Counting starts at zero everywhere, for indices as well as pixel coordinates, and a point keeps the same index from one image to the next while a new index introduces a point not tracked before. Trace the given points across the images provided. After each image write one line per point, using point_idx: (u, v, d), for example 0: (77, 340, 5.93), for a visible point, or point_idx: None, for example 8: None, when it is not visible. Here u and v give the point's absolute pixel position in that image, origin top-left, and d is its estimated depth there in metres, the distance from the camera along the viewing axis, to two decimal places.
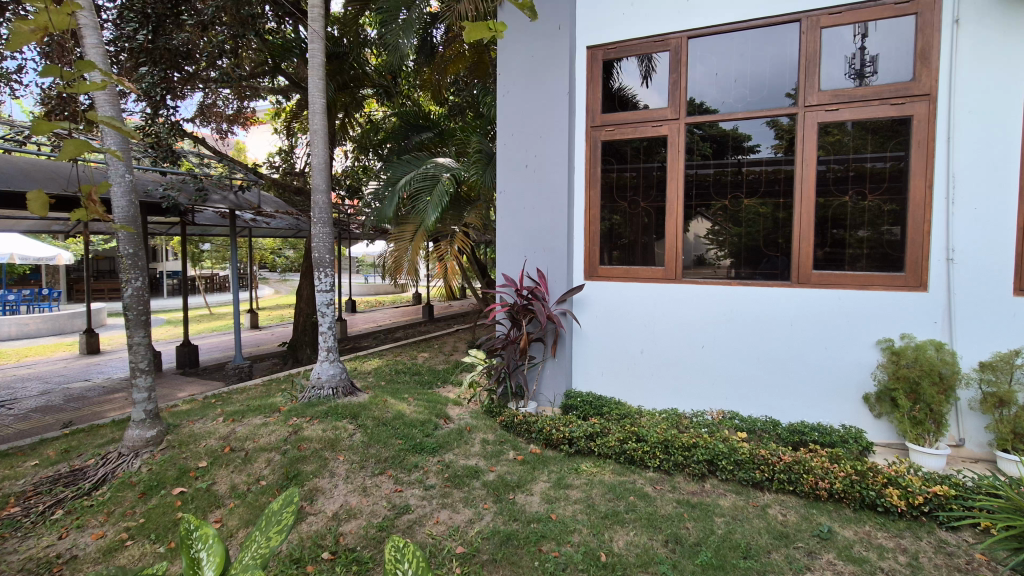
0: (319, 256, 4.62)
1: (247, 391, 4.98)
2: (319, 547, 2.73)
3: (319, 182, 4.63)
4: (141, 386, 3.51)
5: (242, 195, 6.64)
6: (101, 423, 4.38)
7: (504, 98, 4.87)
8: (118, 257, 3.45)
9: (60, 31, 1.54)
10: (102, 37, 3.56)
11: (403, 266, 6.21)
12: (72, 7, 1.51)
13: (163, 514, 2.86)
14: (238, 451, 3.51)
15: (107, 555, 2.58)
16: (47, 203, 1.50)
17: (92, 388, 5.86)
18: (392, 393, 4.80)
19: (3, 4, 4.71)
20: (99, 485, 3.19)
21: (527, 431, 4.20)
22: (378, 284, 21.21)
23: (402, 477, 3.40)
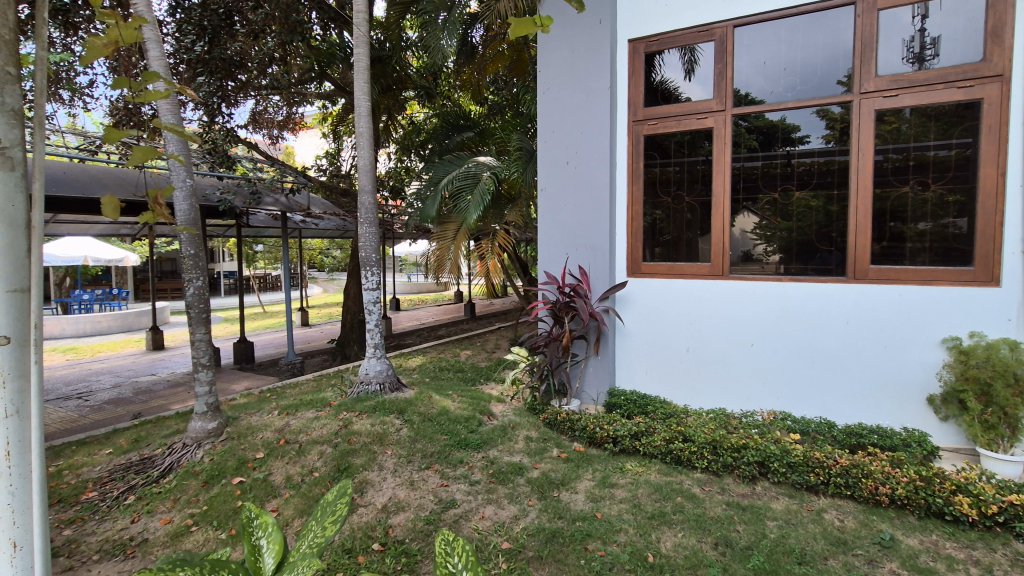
0: (365, 255, 4.73)
1: (299, 385, 5.17)
2: (369, 538, 2.80)
3: (365, 183, 4.75)
4: (203, 380, 3.69)
5: (292, 197, 6.94)
6: (167, 415, 4.64)
7: (544, 95, 4.85)
8: (181, 258, 3.64)
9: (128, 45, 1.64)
10: (164, 49, 3.74)
11: (446, 265, 6.19)
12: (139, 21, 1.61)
13: (224, 503, 3.01)
14: (292, 443, 3.64)
15: (174, 540, 2.73)
16: (117, 207, 1.61)
17: (158, 382, 6.23)
18: (437, 390, 4.87)
19: (76, 22, 5.05)
20: (166, 473, 3.38)
21: (571, 429, 4.19)
22: (420, 283, 21.57)
23: (447, 472, 3.45)
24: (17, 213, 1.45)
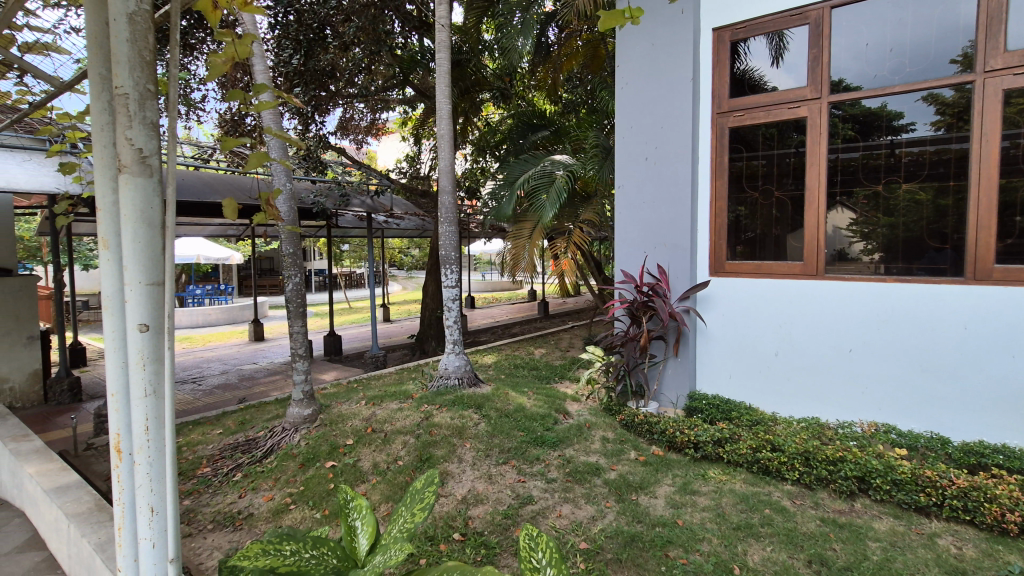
0: (446, 253, 4.87)
1: (382, 378, 5.42)
2: (449, 528, 2.89)
3: (445, 184, 4.90)
4: (300, 369, 3.97)
5: (377, 199, 7.25)
6: (268, 401, 5.05)
7: (623, 90, 4.75)
8: (281, 256, 3.95)
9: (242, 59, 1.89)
10: (267, 63, 4.04)
11: (521, 263, 6.25)
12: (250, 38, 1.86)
13: (318, 484, 3.22)
14: (378, 432, 3.83)
15: (276, 516, 2.97)
16: (236, 207, 1.92)
17: (259, 370, 6.79)
18: (513, 387, 4.92)
19: (194, 44, 5.61)
20: (268, 454, 3.67)
21: (649, 432, 4.08)
22: (494, 282, 21.89)
23: (525, 468, 3.48)
24: (154, 214, 1.65)
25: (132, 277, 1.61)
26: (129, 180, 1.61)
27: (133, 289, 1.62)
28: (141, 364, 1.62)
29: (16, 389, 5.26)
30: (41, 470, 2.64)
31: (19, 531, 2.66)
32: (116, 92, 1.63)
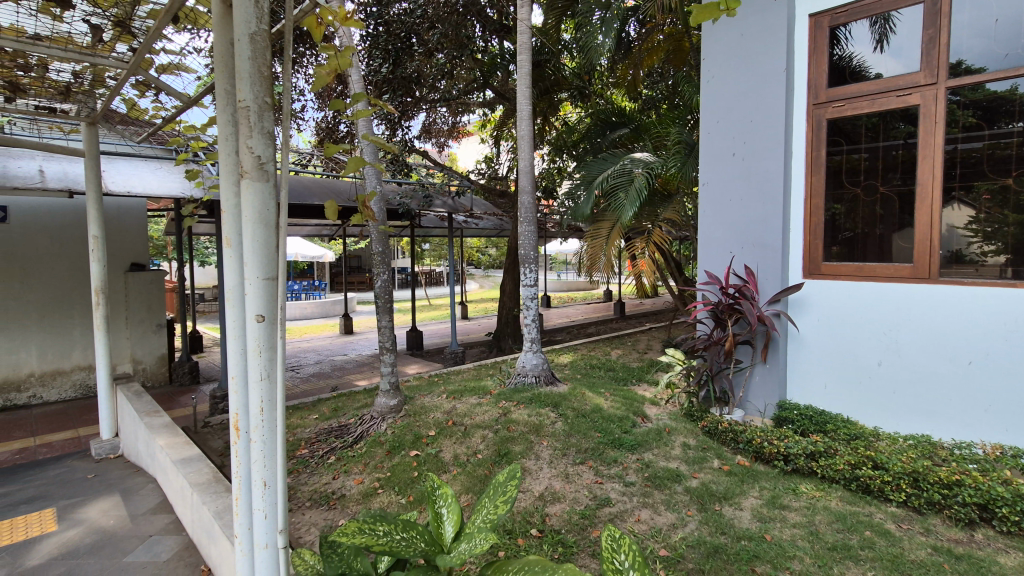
0: (524, 253, 4.93)
1: (461, 373, 5.59)
2: (527, 524, 2.92)
3: (525, 184, 4.92)
4: (388, 361, 4.18)
5: (458, 200, 7.45)
6: (357, 390, 5.37)
7: (708, 84, 4.58)
8: (372, 255, 4.19)
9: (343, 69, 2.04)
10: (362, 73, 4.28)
11: (599, 263, 6.17)
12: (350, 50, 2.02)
13: (403, 471, 3.38)
14: (459, 425, 3.95)
15: (366, 498, 3.16)
16: (336, 207, 2.08)
17: (349, 361, 7.23)
18: (590, 387, 4.89)
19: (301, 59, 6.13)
20: (358, 440, 3.91)
21: (734, 441, 3.90)
22: (570, 282, 21.78)
23: (602, 469, 3.45)
24: (269, 215, 1.82)
25: (251, 273, 1.77)
26: (249, 184, 1.79)
27: (252, 283, 1.78)
28: (257, 351, 1.79)
29: (147, 371, 5.96)
30: (170, 443, 2.99)
31: (152, 495, 3.02)
32: (239, 105, 1.80)
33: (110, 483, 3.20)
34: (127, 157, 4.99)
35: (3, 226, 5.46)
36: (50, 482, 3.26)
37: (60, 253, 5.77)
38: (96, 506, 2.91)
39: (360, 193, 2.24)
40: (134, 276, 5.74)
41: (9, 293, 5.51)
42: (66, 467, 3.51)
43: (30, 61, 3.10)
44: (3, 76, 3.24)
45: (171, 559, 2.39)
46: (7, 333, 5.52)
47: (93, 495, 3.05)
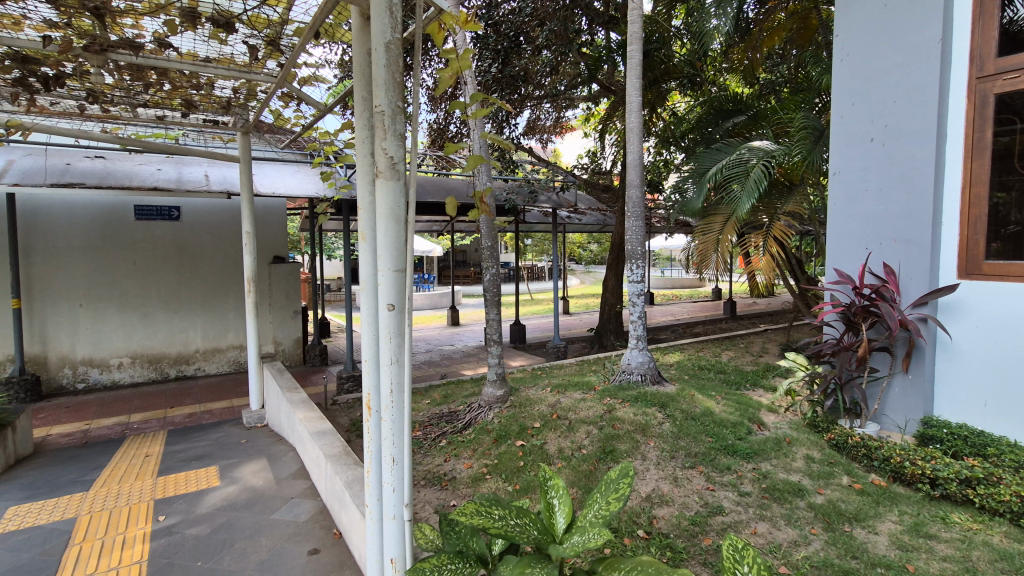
0: (631, 248, 4.85)
1: (564, 367, 5.61)
2: (633, 524, 2.86)
3: (634, 177, 4.80)
4: (495, 352, 4.31)
5: (562, 195, 7.41)
6: (465, 379, 5.61)
7: (843, 62, 4.15)
8: (482, 249, 4.35)
9: (465, 70, 2.13)
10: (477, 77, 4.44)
11: (710, 260, 5.78)
12: (470, 51, 2.10)
13: (510, 460, 3.47)
14: (563, 419, 3.98)
15: (475, 482, 3.28)
16: (456, 203, 2.16)
17: (456, 351, 7.57)
18: (699, 389, 4.68)
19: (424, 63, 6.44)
20: (467, 427, 4.09)
21: (867, 458, 3.52)
22: (674, 279, 20.88)
23: (714, 476, 3.28)
24: (400, 211, 1.94)
25: (384, 265, 1.92)
26: (384, 183, 1.93)
27: (384, 274, 1.93)
28: (387, 338, 1.93)
29: (286, 351, 6.69)
30: (307, 417, 3.34)
31: (291, 462, 3.40)
32: (376, 110, 1.94)
33: (259, 449, 3.64)
34: (272, 162, 5.64)
35: (176, 223, 6.41)
36: (212, 444, 3.80)
37: (218, 247, 6.66)
38: (248, 467, 3.33)
39: (477, 190, 2.30)
40: (275, 268, 6.46)
41: (180, 281, 6.46)
42: (224, 432, 4.06)
43: (201, 80, 3.59)
44: (180, 95, 3.79)
45: (309, 521, 2.68)
46: (179, 314, 6.49)
47: (245, 458, 3.50)
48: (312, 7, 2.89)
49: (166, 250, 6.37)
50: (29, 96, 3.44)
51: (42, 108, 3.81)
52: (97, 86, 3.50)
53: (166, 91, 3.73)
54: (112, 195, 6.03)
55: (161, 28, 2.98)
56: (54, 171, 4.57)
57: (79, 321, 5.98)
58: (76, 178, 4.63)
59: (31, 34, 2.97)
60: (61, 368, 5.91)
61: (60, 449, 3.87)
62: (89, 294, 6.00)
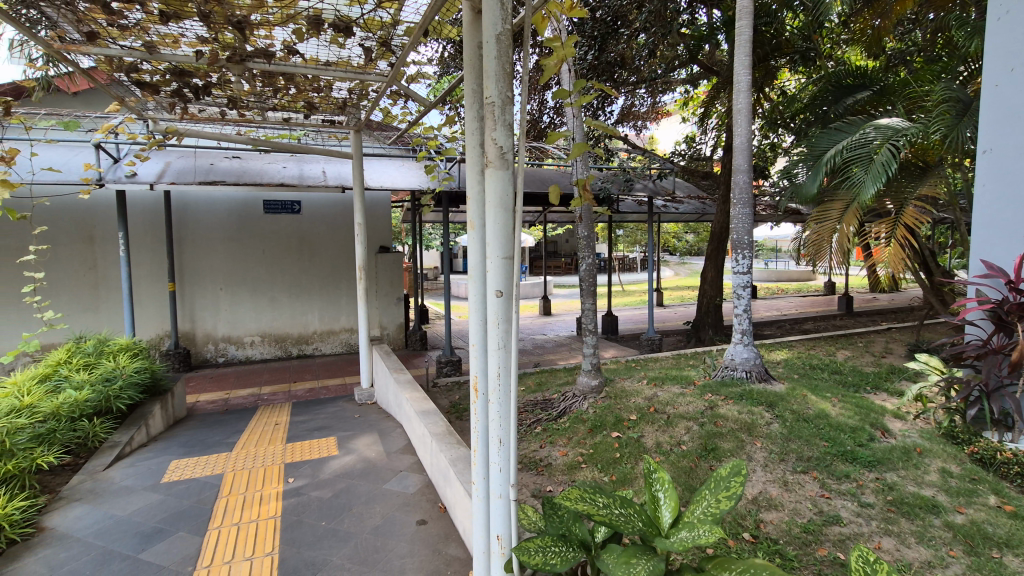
0: (737, 238, 4.60)
1: (659, 361, 5.46)
2: (738, 526, 2.73)
3: (741, 162, 4.52)
4: (589, 342, 4.31)
5: (659, 182, 7.14)
6: (558, 368, 5.64)
7: (997, 24, 3.59)
8: (578, 240, 4.38)
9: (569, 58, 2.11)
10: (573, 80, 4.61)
11: (827, 252, 5.13)
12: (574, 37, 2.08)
13: (606, 450, 3.44)
14: (661, 413, 3.88)
15: (571, 470, 3.29)
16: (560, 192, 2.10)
17: (548, 341, 7.63)
18: (812, 389, 4.34)
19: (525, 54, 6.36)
20: (561, 415, 4.14)
21: (1020, 477, 3.07)
22: (779, 271, 19.42)
23: (830, 483, 3.04)
24: (509, 200, 1.97)
25: (493, 252, 1.95)
26: (493, 173, 1.95)
27: (492, 261, 1.96)
28: (496, 322, 1.97)
29: (390, 336, 7.12)
30: (413, 397, 3.55)
31: (399, 438, 3.63)
32: (486, 102, 1.99)
33: (369, 424, 3.93)
34: (379, 158, 6.01)
35: (297, 216, 7.04)
36: (330, 417, 4.16)
37: (332, 237, 7.21)
38: (362, 440, 3.61)
39: (581, 180, 2.24)
40: (381, 257, 6.90)
41: (301, 268, 7.10)
42: (339, 407, 4.42)
43: (322, 83, 3.88)
44: (303, 98, 4.15)
45: (417, 494, 2.85)
46: (300, 299, 7.14)
47: (359, 431, 3.79)
48: (422, 7, 3.02)
49: (288, 241, 7.02)
50: (183, 105, 3.94)
51: (192, 115, 4.34)
52: (236, 93, 3.92)
53: (292, 95, 4.10)
54: (245, 192, 6.76)
55: (290, 36, 3.27)
56: (201, 170, 5.21)
57: (220, 303, 6.79)
58: (220, 177, 5.25)
59: (186, 50, 3.39)
60: (206, 344, 6.76)
61: (206, 414, 4.44)
62: (227, 280, 6.79)
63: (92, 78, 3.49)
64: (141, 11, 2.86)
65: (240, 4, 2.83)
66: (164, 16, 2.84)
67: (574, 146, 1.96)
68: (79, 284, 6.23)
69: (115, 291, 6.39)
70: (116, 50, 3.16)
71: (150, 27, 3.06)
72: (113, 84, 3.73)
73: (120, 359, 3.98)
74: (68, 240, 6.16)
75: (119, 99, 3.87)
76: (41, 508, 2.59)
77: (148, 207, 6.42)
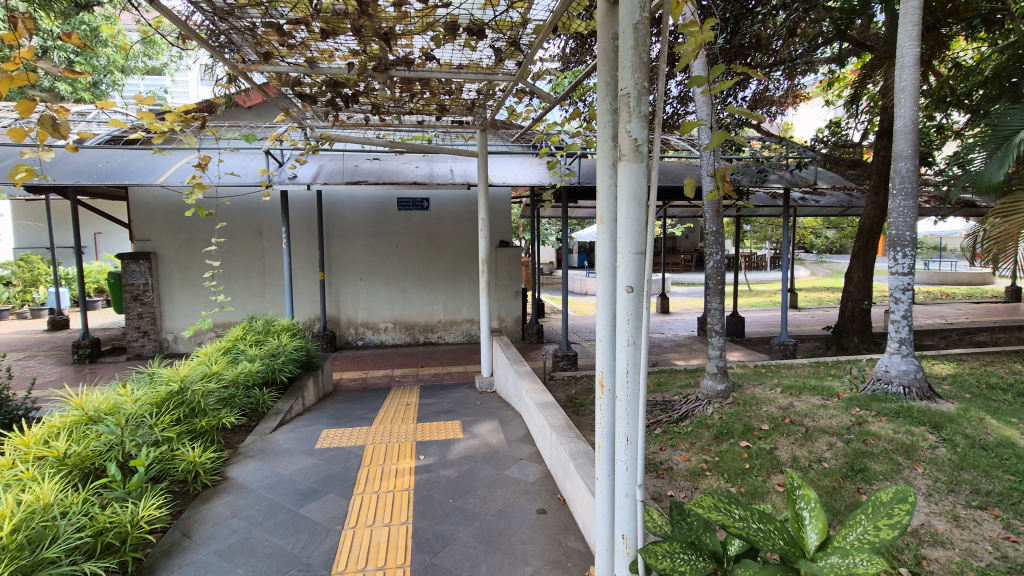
0: (896, 233, 4.07)
1: (795, 367, 5.01)
2: (894, 559, 2.37)
3: (904, 148, 3.94)
4: (716, 344, 4.10)
5: (798, 172, 6.53)
6: (678, 369, 5.42)
7: None
8: (705, 234, 4.17)
9: (707, 44, 1.97)
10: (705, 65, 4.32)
11: (1012, 248, 4.25)
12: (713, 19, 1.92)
13: (733, 460, 3.24)
14: (798, 425, 3.57)
15: (694, 477, 3.14)
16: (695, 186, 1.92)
17: (667, 340, 7.34)
18: (992, 411, 3.70)
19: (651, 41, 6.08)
20: (683, 418, 3.97)
21: None
22: (945, 273, 16.71)
23: (1018, 525, 2.54)
24: (642, 193, 1.88)
25: (624, 247, 1.89)
26: (626, 167, 1.89)
27: (624, 256, 1.90)
28: (625, 319, 1.90)
29: (508, 328, 7.35)
30: (533, 388, 3.64)
31: (519, 427, 3.74)
32: (620, 93, 1.91)
33: (490, 412, 4.09)
34: (502, 155, 6.22)
35: (426, 213, 7.51)
36: (454, 401, 4.41)
37: (457, 232, 7.59)
38: (484, 426, 3.77)
39: (718, 173, 2.08)
40: (501, 251, 7.13)
41: (428, 261, 7.57)
42: (462, 393, 4.67)
43: (454, 85, 4.09)
44: (436, 101, 4.42)
45: (537, 483, 2.92)
46: (427, 290, 7.62)
47: (481, 417, 3.97)
48: (551, 3, 3.04)
49: (417, 236, 7.52)
50: (335, 113, 4.39)
51: (342, 122, 4.82)
52: (378, 100, 4.28)
53: (426, 99, 4.38)
54: (382, 191, 7.35)
55: (427, 44, 3.49)
56: (348, 171, 5.80)
57: (360, 291, 7.48)
58: (361, 177, 5.79)
59: (339, 63, 3.75)
60: (348, 327, 7.50)
61: (348, 390, 4.93)
62: (365, 271, 7.45)
63: (264, 92, 4.01)
64: (306, 31, 3.22)
65: (386, 17, 3.07)
66: (324, 33, 3.17)
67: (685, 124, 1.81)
68: (250, 272, 7.24)
69: (276, 279, 7.33)
70: (284, 66, 3.59)
71: (310, 44, 3.41)
72: (280, 98, 4.24)
73: (282, 337, 4.57)
74: (242, 233, 7.19)
75: (283, 110, 4.40)
76: (225, 460, 3.07)
77: (303, 205, 7.25)
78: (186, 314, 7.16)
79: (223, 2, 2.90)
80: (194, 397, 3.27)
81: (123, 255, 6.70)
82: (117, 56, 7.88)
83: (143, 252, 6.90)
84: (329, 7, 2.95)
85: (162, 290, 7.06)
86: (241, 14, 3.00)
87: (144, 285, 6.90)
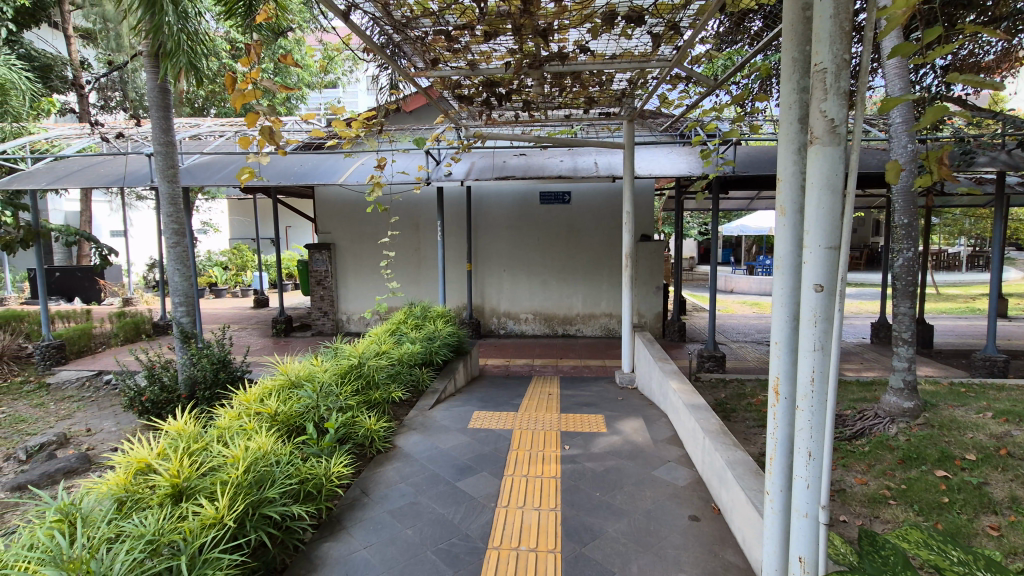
0: None
1: (1011, 389, 4.16)
2: None
3: None
4: (903, 355, 3.57)
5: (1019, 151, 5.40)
6: (850, 379, 4.82)
7: None
8: (892, 228, 3.63)
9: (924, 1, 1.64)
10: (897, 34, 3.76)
11: None
12: None
13: (925, 490, 2.79)
14: (1018, 459, 2.98)
15: (874, 503, 2.76)
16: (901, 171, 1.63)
17: None
18: None
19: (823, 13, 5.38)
20: (859, 435, 3.52)
21: None
22: None
23: None
24: (838, 180, 1.66)
25: (812, 241, 1.70)
26: (818, 151, 1.68)
27: (812, 251, 1.70)
28: (812, 321, 1.71)
29: (648, 324, 7.13)
30: (682, 389, 3.47)
31: (665, 427, 3.62)
32: (814, 70, 1.71)
33: (635, 409, 4.01)
34: (648, 146, 6.04)
35: (567, 206, 7.57)
36: (597, 395, 4.41)
37: (597, 225, 7.53)
38: (629, 423, 3.70)
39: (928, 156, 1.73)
40: (643, 245, 6.92)
41: (568, 254, 7.63)
42: (604, 387, 4.65)
43: (606, 77, 4.03)
44: (585, 95, 4.42)
45: (687, 488, 2.79)
46: (566, 283, 7.69)
47: (624, 413, 3.91)
48: None
49: (559, 229, 7.61)
50: (489, 112, 4.60)
51: (493, 120, 5.05)
52: (530, 97, 4.41)
53: (576, 92, 4.38)
54: (525, 185, 7.56)
55: (582, 36, 3.50)
56: (497, 167, 6.08)
57: (503, 282, 7.79)
58: (508, 171, 6.00)
59: (496, 63, 3.91)
60: (492, 316, 7.88)
61: (494, 376, 5.19)
62: (508, 262, 7.74)
63: (428, 95, 4.31)
64: (470, 35, 3.40)
65: (544, 14, 3.12)
66: (487, 35, 3.33)
67: (884, 102, 1.56)
68: (407, 261, 7.93)
69: (430, 268, 7.93)
70: (447, 70, 3.84)
71: (472, 47, 3.59)
72: (441, 100, 4.56)
73: (438, 323, 4.95)
74: (401, 226, 7.88)
75: (443, 112, 4.73)
76: (394, 430, 3.41)
77: (454, 200, 7.74)
78: (355, 298, 8.08)
79: (400, 14, 3.17)
80: (369, 370, 3.70)
81: (309, 245, 7.76)
82: (305, 73, 9.14)
83: (324, 243, 7.91)
84: (494, 9, 3.08)
85: (337, 276, 8.04)
86: (415, 25, 3.25)
87: (325, 271, 7.92)
